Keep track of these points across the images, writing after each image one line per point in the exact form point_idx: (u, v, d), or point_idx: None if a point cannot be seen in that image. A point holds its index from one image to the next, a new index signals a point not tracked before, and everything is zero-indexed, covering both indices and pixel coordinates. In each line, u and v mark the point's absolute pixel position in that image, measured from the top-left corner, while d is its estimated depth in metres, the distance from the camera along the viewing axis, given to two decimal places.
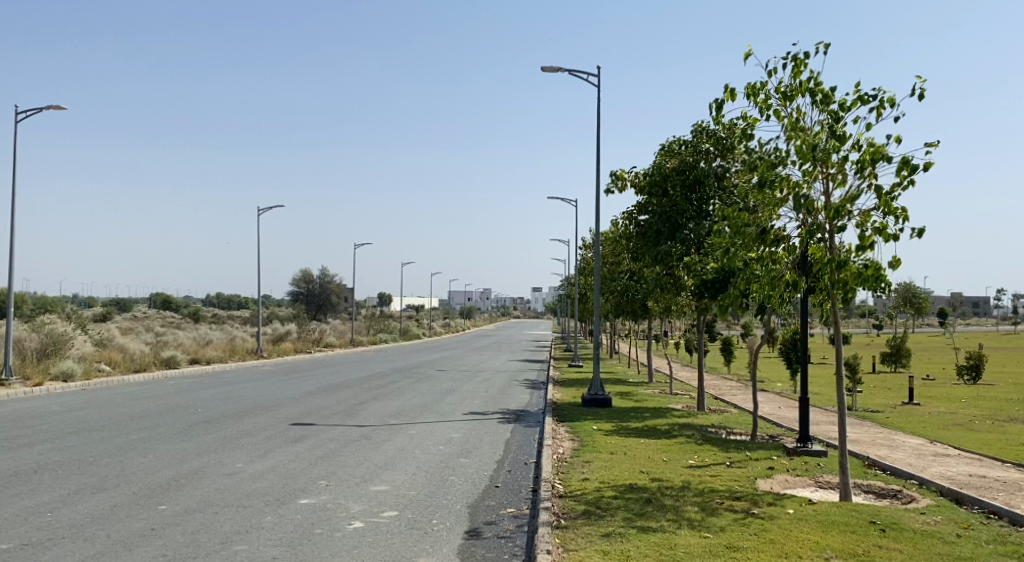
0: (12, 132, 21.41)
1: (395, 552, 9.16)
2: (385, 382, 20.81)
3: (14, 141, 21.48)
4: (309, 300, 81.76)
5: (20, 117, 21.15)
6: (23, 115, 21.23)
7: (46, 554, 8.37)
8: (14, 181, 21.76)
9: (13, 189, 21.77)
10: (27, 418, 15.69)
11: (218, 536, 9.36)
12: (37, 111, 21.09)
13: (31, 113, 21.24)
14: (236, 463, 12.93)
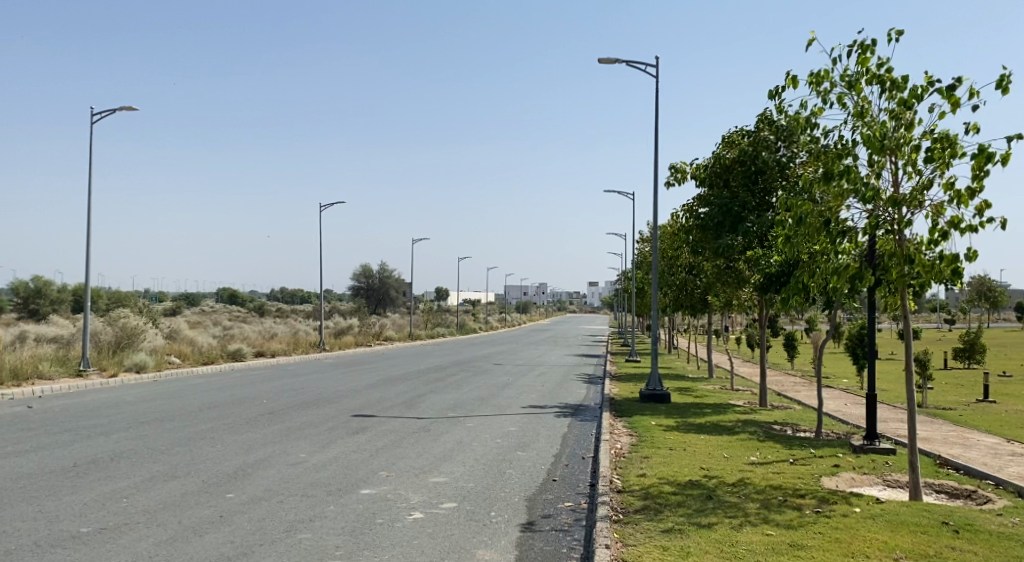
0: (88, 133, 22.22)
1: (456, 544, 9.27)
2: (443, 375, 20.97)
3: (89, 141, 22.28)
4: (369, 294, 82.95)
5: (96, 119, 21.99)
6: (98, 118, 22.06)
7: (123, 537, 8.65)
8: (88, 182, 22.44)
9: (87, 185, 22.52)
10: (103, 408, 16.21)
11: (283, 524, 9.55)
12: (110, 113, 21.93)
13: (105, 114, 22.04)
14: (300, 453, 13.19)
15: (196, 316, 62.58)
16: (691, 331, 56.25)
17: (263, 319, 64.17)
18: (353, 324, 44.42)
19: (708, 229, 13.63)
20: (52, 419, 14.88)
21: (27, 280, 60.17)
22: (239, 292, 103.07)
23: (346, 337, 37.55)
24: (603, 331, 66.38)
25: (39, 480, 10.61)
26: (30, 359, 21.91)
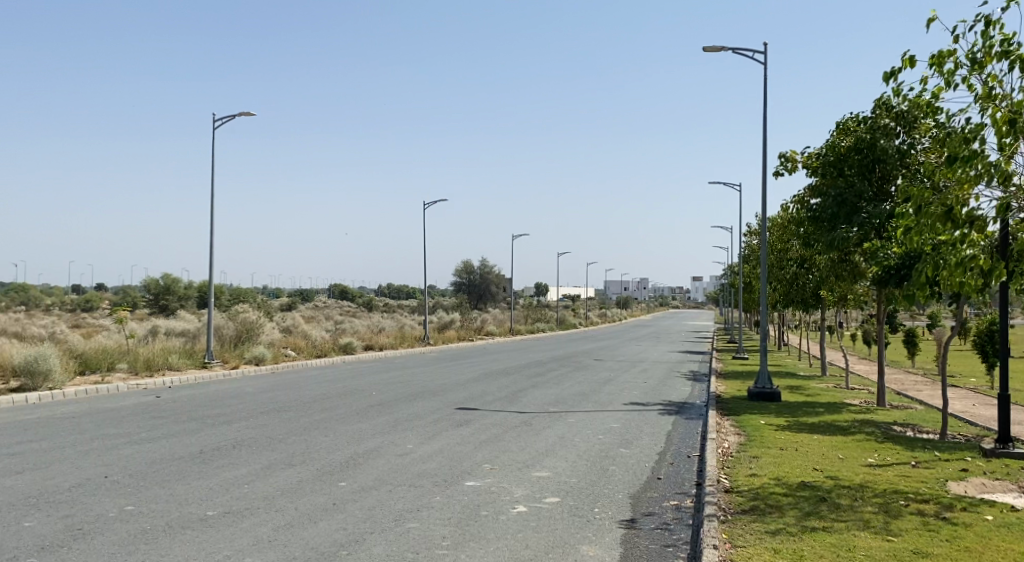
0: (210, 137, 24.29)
1: (560, 538, 9.27)
2: (544, 370, 21.04)
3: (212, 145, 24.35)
4: (469, 290, 83.65)
5: (217, 123, 24.04)
6: (217, 121, 24.10)
7: (244, 521, 8.95)
8: (213, 182, 24.30)
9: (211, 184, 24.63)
10: (225, 398, 16.89)
11: (392, 513, 9.72)
12: (230, 119, 23.93)
13: (227, 120, 24.07)
14: (407, 444, 13.42)
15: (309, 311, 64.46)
16: (801, 327, 54.70)
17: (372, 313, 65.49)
18: (458, 319, 44.92)
19: (821, 220, 13.28)
20: (179, 407, 15.56)
21: (156, 278, 63.17)
22: (345, 287, 105.47)
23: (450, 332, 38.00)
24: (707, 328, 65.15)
25: (168, 464, 11.09)
26: (160, 351, 22.99)
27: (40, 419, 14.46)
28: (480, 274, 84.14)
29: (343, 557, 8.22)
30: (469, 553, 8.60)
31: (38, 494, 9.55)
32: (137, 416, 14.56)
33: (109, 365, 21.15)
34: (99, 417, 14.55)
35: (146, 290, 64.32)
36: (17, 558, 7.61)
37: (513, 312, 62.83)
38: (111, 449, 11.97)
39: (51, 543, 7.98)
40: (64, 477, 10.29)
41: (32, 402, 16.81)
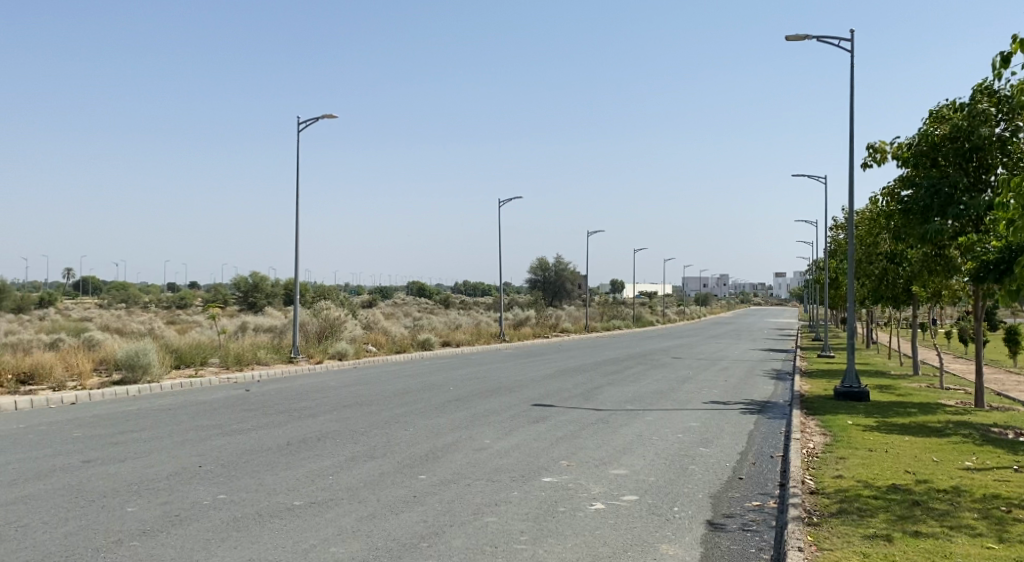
0: (294, 140, 25.05)
1: (638, 536, 9.14)
2: (621, 367, 20.87)
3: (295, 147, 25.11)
4: (545, 287, 83.86)
5: (301, 127, 24.74)
6: (301, 125, 24.81)
7: (329, 512, 9.05)
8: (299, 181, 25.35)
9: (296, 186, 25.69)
10: (311, 391, 17.17)
11: (470, 507, 9.71)
12: (314, 121, 24.74)
13: (309, 123, 24.84)
14: (484, 439, 13.43)
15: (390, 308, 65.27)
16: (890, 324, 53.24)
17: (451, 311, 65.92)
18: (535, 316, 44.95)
19: (913, 213, 12.85)
20: (267, 401, 15.91)
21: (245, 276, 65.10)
22: (423, 285, 106.50)
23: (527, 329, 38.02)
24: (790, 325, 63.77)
25: (258, 455, 11.30)
26: (248, 346, 23.65)
27: (138, 410, 14.94)
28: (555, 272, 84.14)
29: (423, 549, 8.23)
30: (548, 549, 8.53)
31: (138, 481, 9.83)
32: (228, 409, 14.91)
33: (203, 360, 21.79)
34: (193, 409, 14.95)
35: (233, 287, 66.12)
36: (121, 541, 7.84)
37: (591, 309, 62.53)
38: (203, 439, 12.27)
39: (150, 528, 8.20)
40: (161, 466, 10.57)
41: (132, 394, 17.39)
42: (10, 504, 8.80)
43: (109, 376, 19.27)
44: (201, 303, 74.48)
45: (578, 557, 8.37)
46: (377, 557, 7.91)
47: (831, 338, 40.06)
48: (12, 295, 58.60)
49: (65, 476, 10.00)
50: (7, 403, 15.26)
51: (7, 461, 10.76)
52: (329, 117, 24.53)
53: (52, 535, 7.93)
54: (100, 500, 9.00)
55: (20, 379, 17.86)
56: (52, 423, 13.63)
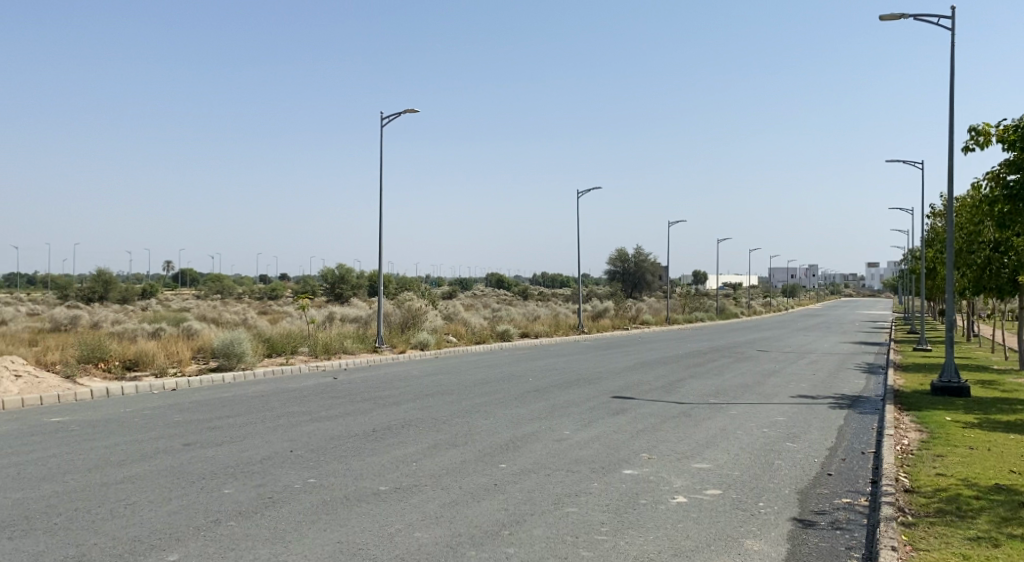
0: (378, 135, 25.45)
1: (722, 531, 8.90)
2: (704, 360, 20.49)
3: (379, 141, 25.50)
4: (625, 278, 83.33)
5: (386, 122, 25.18)
6: (386, 121, 25.25)
7: (413, 497, 9.05)
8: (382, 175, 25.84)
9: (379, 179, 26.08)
10: (394, 380, 17.33)
11: (551, 497, 9.60)
12: (396, 116, 25.08)
13: (393, 118, 25.19)
14: (565, 430, 13.30)
15: (471, 300, 65.65)
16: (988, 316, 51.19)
17: (532, 302, 65.83)
18: (615, 308, 44.61)
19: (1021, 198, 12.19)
20: (354, 388, 16.08)
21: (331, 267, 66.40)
22: (504, 276, 106.97)
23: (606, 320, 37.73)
24: (884, 317, 61.56)
25: (344, 441, 11.40)
26: (336, 336, 24.03)
27: (233, 396, 15.28)
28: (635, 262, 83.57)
29: (504, 537, 8.15)
30: (629, 541, 8.37)
31: (233, 463, 10.00)
32: (317, 396, 15.13)
33: (293, 349, 22.21)
34: (283, 396, 15.21)
35: (321, 278, 67.43)
36: (219, 520, 7.97)
37: (674, 298, 61.69)
38: (294, 425, 12.45)
39: (246, 509, 8.32)
40: (255, 450, 10.74)
41: (228, 381, 17.80)
42: (117, 483, 9.04)
43: (206, 364, 19.79)
44: (291, 295, 76.41)
45: (661, 550, 8.19)
46: (459, 543, 7.86)
47: (927, 329, 38.66)
48: (116, 286, 60.99)
49: (166, 457, 10.27)
50: (114, 388, 15.77)
51: (111, 443, 11.09)
52: (411, 110, 24.82)
53: (157, 513, 8.11)
54: (199, 482, 9.18)
55: (125, 366, 18.44)
56: (154, 408, 14.04)
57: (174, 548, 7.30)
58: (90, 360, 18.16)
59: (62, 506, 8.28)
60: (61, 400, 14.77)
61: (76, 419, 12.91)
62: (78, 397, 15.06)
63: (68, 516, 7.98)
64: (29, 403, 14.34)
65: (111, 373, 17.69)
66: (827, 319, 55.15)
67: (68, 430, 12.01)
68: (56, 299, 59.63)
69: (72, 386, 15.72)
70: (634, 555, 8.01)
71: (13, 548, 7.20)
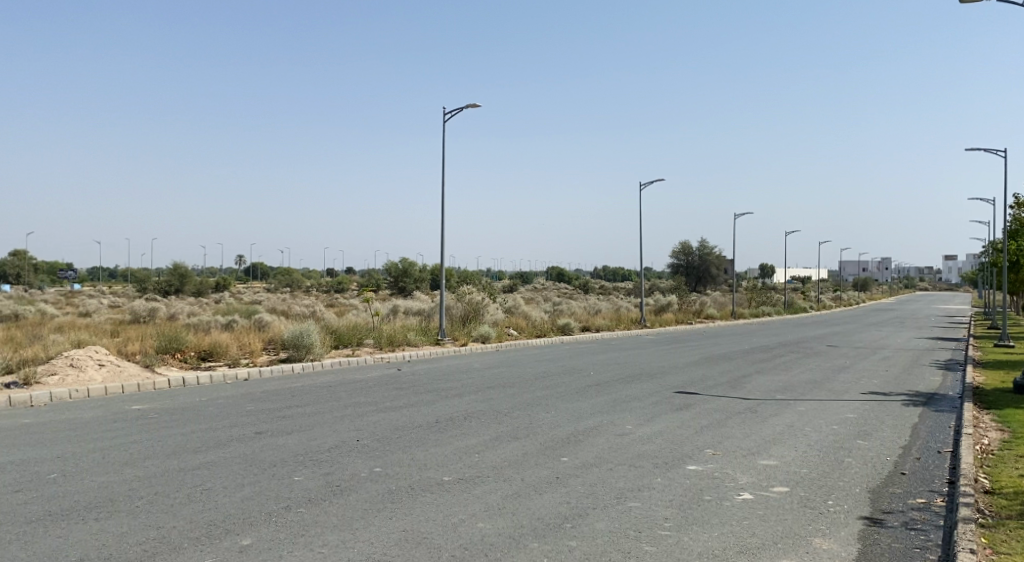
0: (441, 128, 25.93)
1: (789, 529, 8.65)
2: (770, 355, 20.08)
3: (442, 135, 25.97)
4: (688, 272, 82.52)
5: (448, 115, 25.69)
6: (449, 115, 25.74)
7: (476, 488, 8.99)
8: (444, 168, 26.17)
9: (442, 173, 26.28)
10: (455, 372, 17.33)
11: (614, 491, 9.44)
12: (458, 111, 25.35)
13: (456, 112, 25.64)
14: (627, 425, 13.11)
15: (535, 293, 65.59)
16: None
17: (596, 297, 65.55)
18: (679, 302, 44.18)
19: None
20: (417, 380, 16.13)
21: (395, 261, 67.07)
22: (566, 270, 106.89)
23: (670, 314, 37.27)
24: (960, 312, 59.71)
25: (409, 431, 11.41)
26: (400, 328, 24.20)
27: (301, 387, 15.44)
28: (699, 255, 82.64)
29: (566, 529, 8.03)
30: (693, 537, 8.17)
31: (302, 451, 10.07)
32: (382, 387, 15.21)
33: (359, 341, 22.41)
34: (349, 386, 15.33)
35: (385, 272, 68.12)
36: (289, 507, 8.00)
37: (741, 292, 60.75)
38: (359, 415, 12.51)
39: (316, 496, 8.34)
40: (323, 439, 10.80)
41: (297, 371, 18.04)
42: (193, 469, 9.16)
43: (276, 355, 20.08)
44: (357, 288, 77.40)
45: (726, 547, 7.98)
46: (521, 535, 7.76)
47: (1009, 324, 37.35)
48: (192, 280, 62.49)
49: (240, 445, 10.39)
50: (190, 377, 16.07)
51: (187, 430, 11.26)
52: (474, 104, 24.88)
53: (232, 498, 8.18)
54: (270, 469, 9.25)
55: (200, 356, 18.81)
56: (227, 397, 14.25)
57: (247, 533, 7.35)
58: (168, 350, 18.56)
59: (143, 489, 8.41)
60: (141, 389, 15.09)
61: (154, 407, 13.16)
62: (156, 385, 15.37)
63: (149, 499, 8.09)
64: (111, 391, 14.66)
65: (187, 363, 18.03)
66: (900, 314, 53.69)
67: (147, 417, 12.24)
68: (135, 292, 61.43)
69: (151, 376, 16.05)
70: (699, 551, 7.82)
71: (98, 529, 7.31)
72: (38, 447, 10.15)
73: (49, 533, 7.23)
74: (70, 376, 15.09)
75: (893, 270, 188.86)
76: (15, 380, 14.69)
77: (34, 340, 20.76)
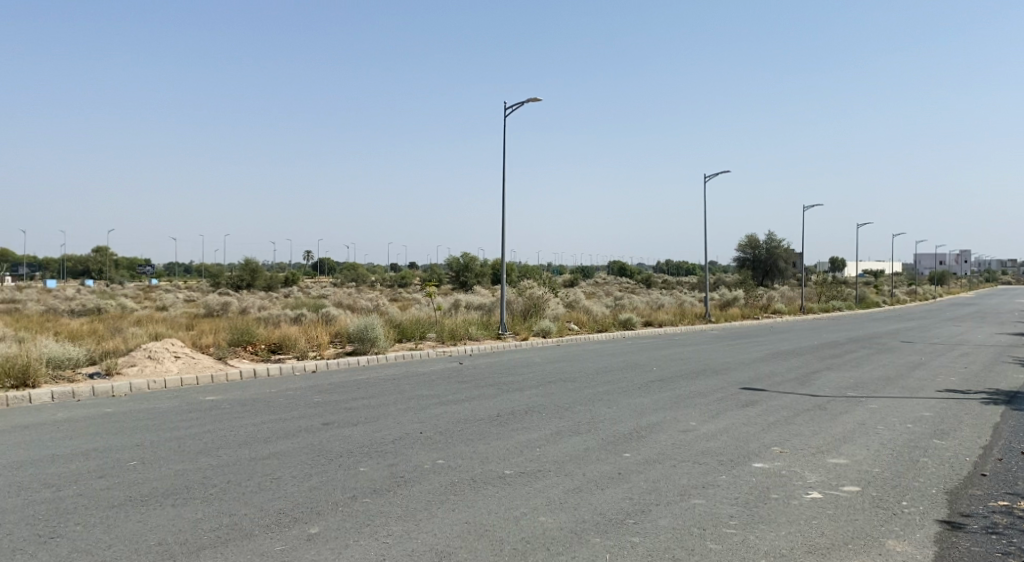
0: (502, 125, 25.01)
1: (862, 530, 8.30)
2: (841, 351, 19.51)
3: (502, 132, 25.03)
4: (756, 266, 81.47)
5: (509, 111, 24.71)
6: (510, 111, 24.78)
7: (538, 482, 8.83)
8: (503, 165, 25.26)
9: (502, 170, 25.33)
10: (517, 366, 17.20)
11: (677, 488, 9.20)
12: (519, 106, 24.50)
13: (516, 108, 24.65)
14: (691, 421, 12.80)
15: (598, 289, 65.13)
16: None
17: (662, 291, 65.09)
18: (747, 296, 43.51)
19: None
20: (479, 374, 16.06)
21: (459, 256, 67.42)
22: (630, 265, 106.28)
23: (736, 309, 36.58)
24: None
25: (470, 425, 11.30)
26: (461, 322, 24.14)
27: (366, 379, 15.49)
28: (767, 249, 81.41)
29: (629, 525, 7.83)
30: (761, 535, 7.90)
31: (368, 443, 10.04)
32: (444, 380, 15.15)
33: (422, 335, 22.44)
34: (412, 379, 15.30)
35: (448, 267, 68.39)
36: (355, 497, 7.94)
37: (810, 286, 59.47)
38: (423, 408, 12.46)
39: (381, 487, 8.27)
40: (387, 431, 10.76)
41: (363, 364, 18.12)
42: (264, 459, 9.18)
43: (343, 348, 20.21)
44: (422, 283, 77.95)
45: (794, 546, 7.69)
46: (583, 529, 7.59)
47: None
48: (263, 274, 63.45)
49: (308, 435, 10.40)
50: (261, 369, 16.25)
51: (256, 420, 11.34)
52: (535, 99, 24.47)
53: (301, 487, 8.16)
54: (337, 459, 9.23)
55: (270, 349, 19.02)
56: (295, 389, 14.35)
57: (316, 521, 7.30)
58: (239, 343, 18.81)
59: (217, 477, 8.44)
60: (215, 380, 15.28)
61: (227, 398, 13.31)
62: (229, 377, 15.55)
63: (222, 487, 8.11)
64: (188, 382, 14.88)
65: (259, 355, 18.24)
66: (978, 308, 51.93)
67: (219, 407, 12.37)
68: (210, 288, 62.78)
69: (224, 367, 16.26)
70: (766, 550, 7.55)
71: (176, 515, 7.35)
72: (116, 435, 10.30)
73: (130, 517, 7.28)
74: (149, 367, 15.36)
75: (969, 264, 183.20)
76: (96, 370, 15.02)
77: (115, 333, 21.27)
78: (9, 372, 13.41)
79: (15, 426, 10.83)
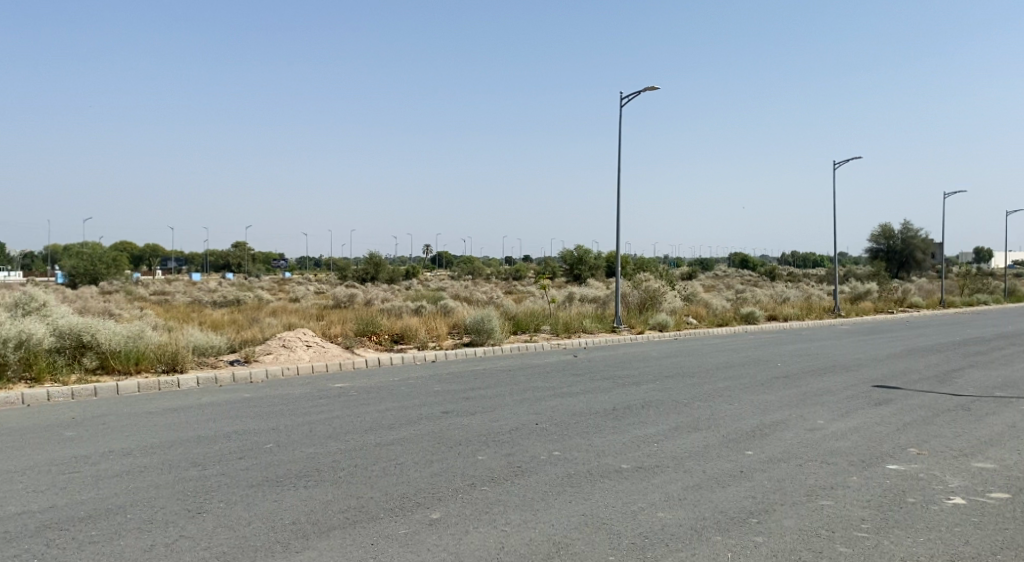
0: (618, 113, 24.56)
1: (1012, 539, 7.55)
2: (983, 349, 18.24)
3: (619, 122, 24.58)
4: (890, 257, 77.80)
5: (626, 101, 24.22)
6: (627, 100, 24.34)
7: (656, 477, 8.43)
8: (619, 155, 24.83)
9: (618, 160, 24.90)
10: (634, 360, 16.76)
11: (805, 488, 8.62)
12: (635, 94, 24.05)
13: (633, 97, 24.18)
14: (820, 420, 12.09)
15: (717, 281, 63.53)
16: None
17: (786, 284, 62.97)
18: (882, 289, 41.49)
19: None
20: (595, 366, 15.71)
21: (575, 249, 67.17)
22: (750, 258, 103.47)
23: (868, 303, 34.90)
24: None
25: (586, 417, 10.97)
26: (576, 315, 23.82)
27: (483, 370, 15.35)
28: (903, 238, 77.83)
29: (753, 525, 7.34)
30: (896, 541, 7.29)
31: (485, 432, 9.84)
32: (559, 372, 14.86)
33: (537, 327, 22.23)
34: (530, 371, 15.09)
35: (563, 261, 68.19)
36: (474, 485, 7.74)
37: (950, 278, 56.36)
38: (539, 399, 12.21)
39: (498, 476, 8.04)
40: (503, 421, 10.54)
41: (482, 355, 18.05)
42: (388, 445, 9.10)
43: (461, 339, 20.20)
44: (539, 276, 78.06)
45: (935, 555, 7.05)
46: (705, 527, 7.15)
47: None
48: (387, 268, 64.89)
49: (428, 423, 10.29)
50: (386, 358, 16.36)
51: (379, 407, 11.32)
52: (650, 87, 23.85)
53: (420, 474, 8.01)
54: (456, 448, 9.06)
55: (392, 339, 19.18)
56: (415, 378, 14.34)
57: (436, 507, 7.14)
58: (364, 333, 19.02)
59: (344, 461, 8.40)
60: (342, 368, 15.47)
61: (353, 385, 13.42)
62: (356, 364, 15.73)
63: (348, 471, 8.05)
64: (319, 369, 15.12)
65: (383, 345, 18.41)
66: None
67: (347, 394, 12.46)
68: (337, 280, 64.67)
69: (352, 356, 16.46)
70: (903, 557, 6.94)
71: (306, 497, 7.30)
72: (251, 419, 10.44)
73: (267, 497, 7.28)
74: (282, 355, 15.68)
75: None
76: (235, 357, 15.42)
77: (250, 323, 21.91)
78: (160, 358, 13.92)
79: (162, 408, 11.15)
